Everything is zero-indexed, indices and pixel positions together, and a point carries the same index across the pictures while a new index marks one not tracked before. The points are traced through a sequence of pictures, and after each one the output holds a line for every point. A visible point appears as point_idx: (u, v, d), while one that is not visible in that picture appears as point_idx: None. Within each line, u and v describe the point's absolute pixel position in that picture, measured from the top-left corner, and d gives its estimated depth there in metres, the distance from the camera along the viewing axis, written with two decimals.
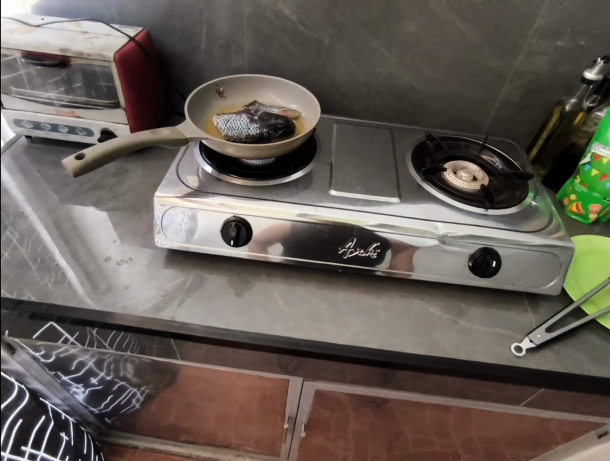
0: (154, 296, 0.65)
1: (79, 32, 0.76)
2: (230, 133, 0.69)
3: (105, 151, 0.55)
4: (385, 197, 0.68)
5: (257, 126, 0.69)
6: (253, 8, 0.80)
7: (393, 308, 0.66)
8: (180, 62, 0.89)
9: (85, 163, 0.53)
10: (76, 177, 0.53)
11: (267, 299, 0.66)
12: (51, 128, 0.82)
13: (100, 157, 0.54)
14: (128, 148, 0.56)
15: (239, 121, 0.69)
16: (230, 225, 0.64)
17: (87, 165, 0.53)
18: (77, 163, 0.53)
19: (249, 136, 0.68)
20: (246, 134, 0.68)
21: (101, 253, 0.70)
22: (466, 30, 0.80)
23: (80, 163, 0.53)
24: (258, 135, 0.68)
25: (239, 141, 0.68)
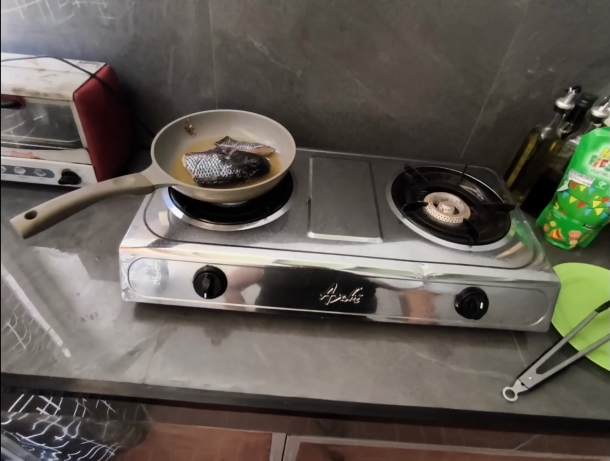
0: (122, 356, 0.60)
1: (35, 69, 0.72)
2: (200, 176, 0.65)
3: (61, 207, 0.51)
4: (366, 237, 0.66)
5: (229, 167, 0.65)
6: (222, 40, 0.76)
7: (380, 355, 0.62)
8: (146, 97, 0.85)
9: (37, 222, 0.48)
10: (27, 238, 0.48)
11: (247, 352, 0.61)
12: (6, 170, 0.77)
13: (55, 214, 0.50)
14: (86, 202, 0.52)
15: (209, 162, 0.66)
16: (202, 276, 0.60)
17: (40, 223, 0.49)
18: (28, 222, 0.48)
19: (221, 179, 0.65)
20: (218, 177, 0.65)
21: (63, 309, 0.64)
22: (441, 61, 0.78)
23: (32, 223, 0.48)
24: (231, 178, 0.65)
25: (211, 184, 0.65)
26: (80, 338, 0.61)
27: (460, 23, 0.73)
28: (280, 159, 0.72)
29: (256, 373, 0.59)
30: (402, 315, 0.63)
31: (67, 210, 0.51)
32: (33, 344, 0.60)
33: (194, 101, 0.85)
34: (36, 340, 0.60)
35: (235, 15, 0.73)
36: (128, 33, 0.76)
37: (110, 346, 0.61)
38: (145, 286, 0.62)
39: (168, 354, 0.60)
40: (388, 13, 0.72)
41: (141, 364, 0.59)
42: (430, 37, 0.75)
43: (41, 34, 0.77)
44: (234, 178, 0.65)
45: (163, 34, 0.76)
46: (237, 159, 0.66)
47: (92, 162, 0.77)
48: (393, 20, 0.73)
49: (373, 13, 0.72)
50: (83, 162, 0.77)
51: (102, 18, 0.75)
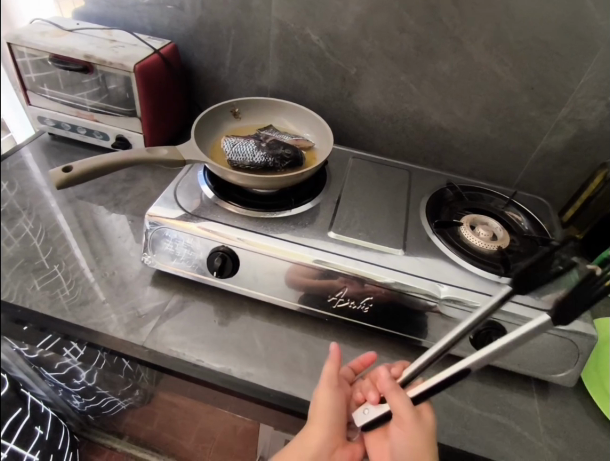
0: (131, 317, 0.62)
1: (107, 40, 0.78)
2: (234, 158, 0.66)
3: (92, 166, 0.54)
4: (388, 247, 0.63)
5: (263, 154, 0.66)
6: (281, 30, 0.77)
7: (378, 371, 0.60)
8: (204, 77, 0.88)
9: (70, 177, 0.52)
10: (59, 189, 0.52)
11: (245, 338, 0.62)
12: (70, 128, 0.85)
13: (86, 171, 0.53)
14: (116, 165, 0.55)
15: (245, 147, 0.67)
16: (216, 255, 0.61)
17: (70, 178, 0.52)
18: (63, 175, 0.52)
19: (253, 164, 0.66)
20: (250, 162, 0.66)
21: (90, 264, 0.68)
22: (506, 76, 0.72)
23: (65, 176, 0.52)
24: (262, 165, 0.66)
25: (242, 168, 0.66)
26: (99, 293, 0.65)
27: (532, 37, 0.67)
28: (316, 154, 0.71)
29: (249, 361, 0.59)
30: (408, 334, 0.60)
31: (97, 170, 0.54)
32: (62, 293, 0.64)
33: (247, 87, 0.87)
34: (65, 286, 0.65)
35: (297, 7, 0.73)
36: (195, 14, 0.79)
37: (122, 304, 0.64)
38: (164, 255, 0.65)
39: (171, 324, 0.62)
40: (454, 19, 0.68)
41: (145, 328, 0.61)
42: (497, 48, 0.70)
43: (120, 8, 0.83)
44: (265, 165, 0.66)
45: (226, 18, 0.78)
46: (273, 147, 0.67)
47: (143, 132, 0.81)
48: (458, 26, 0.69)
49: (437, 18, 0.69)
50: (135, 131, 0.81)
51: None
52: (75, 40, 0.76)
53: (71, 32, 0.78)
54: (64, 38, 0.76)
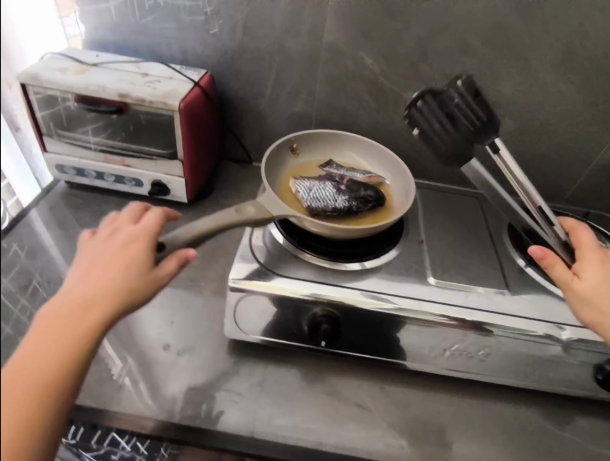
0: (223, 399, 0.55)
1: (139, 74, 0.68)
2: (313, 205, 0.60)
3: (186, 239, 0.46)
4: (491, 287, 0.60)
5: (345, 198, 0.60)
6: (332, 55, 0.70)
7: (500, 423, 0.57)
8: (241, 108, 0.80)
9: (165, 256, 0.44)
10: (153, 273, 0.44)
11: (357, 404, 0.57)
12: (95, 175, 0.76)
13: (180, 246, 0.46)
14: (210, 233, 0.48)
15: (323, 191, 0.61)
16: (319, 321, 0.55)
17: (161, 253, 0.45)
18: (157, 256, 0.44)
19: (336, 210, 0.60)
20: (332, 208, 0.60)
21: (156, 339, 0.60)
22: (573, 96, 0.70)
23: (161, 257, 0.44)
24: (345, 210, 0.60)
25: (324, 215, 0.60)
26: (179, 371, 0.57)
27: (605, 56, 0.65)
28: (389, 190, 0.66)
29: (369, 431, 0.55)
30: (526, 380, 0.57)
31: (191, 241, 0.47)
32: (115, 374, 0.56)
33: (290, 115, 0.80)
34: (128, 371, 0.56)
35: (353, 30, 0.67)
36: (234, 40, 0.72)
37: (208, 383, 0.56)
38: (248, 322, 0.58)
39: (273, 401, 0.56)
40: (524, 39, 0.65)
41: (243, 409, 0.55)
42: (566, 68, 0.67)
43: (144, 35, 0.74)
44: (348, 210, 0.60)
45: (270, 44, 0.71)
46: (352, 188, 0.61)
47: (185, 175, 0.73)
48: (527, 48, 0.65)
49: (507, 39, 0.65)
50: (175, 175, 0.73)
51: (210, 24, 0.70)
52: (102, 76, 0.67)
53: (94, 66, 0.69)
54: (90, 74, 0.67)
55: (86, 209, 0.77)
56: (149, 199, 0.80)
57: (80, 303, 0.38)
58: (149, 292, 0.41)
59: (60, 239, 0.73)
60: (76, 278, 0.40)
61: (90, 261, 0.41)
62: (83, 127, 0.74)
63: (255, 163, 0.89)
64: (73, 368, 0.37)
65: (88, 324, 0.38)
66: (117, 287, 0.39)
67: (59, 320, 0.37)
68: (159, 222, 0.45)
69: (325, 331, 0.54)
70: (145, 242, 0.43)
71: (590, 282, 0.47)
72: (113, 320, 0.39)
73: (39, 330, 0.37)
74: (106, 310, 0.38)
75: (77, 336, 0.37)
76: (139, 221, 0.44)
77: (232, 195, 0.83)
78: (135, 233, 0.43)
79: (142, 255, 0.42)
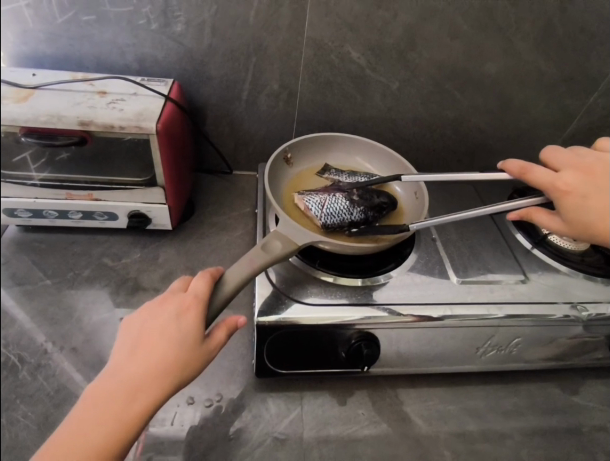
0: (271, 446, 0.51)
1: (96, 93, 0.59)
2: (329, 221, 0.56)
3: (223, 295, 0.44)
4: (508, 276, 0.61)
5: (361, 210, 0.57)
6: (315, 50, 0.66)
7: (537, 406, 0.59)
8: (215, 115, 0.73)
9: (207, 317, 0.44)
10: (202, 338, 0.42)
11: (402, 419, 0.56)
12: (57, 215, 0.65)
13: (220, 304, 0.44)
14: (244, 282, 0.46)
15: (337, 204, 0.57)
16: (357, 347, 0.52)
17: (209, 317, 0.44)
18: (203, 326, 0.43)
19: (352, 224, 0.57)
20: (349, 221, 0.56)
21: (180, 394, 0.53)
22: (549, 69, 0.71)
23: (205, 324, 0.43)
24: (362, 222, 0.57)
25: (341, 230, 0.57)
26: (213, 430, 0.51)
27: (579, 30, 0.66)
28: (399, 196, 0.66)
29: (423, 447, 0.53)
30: (552, 359, 0.60)
31: (229, 296, 0.45)
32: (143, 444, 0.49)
33: (268, 117, 0.74)
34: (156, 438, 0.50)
35: (337, 22, 0.63)
36: (202, 42, 0.64)
37: (249, 436, 0.51)
38: (281, 357, 0.54)
39: (319, 438, 0.52)
40: (509, 20, 0.65)
41: (294, 451, 0.51)
42: (546, 45, 0.68)
43: (90, 43, 0.63)
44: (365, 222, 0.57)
45: (245, 43, 0.65)
46: (365, 197, 0.58)
47: (167, 201, 0.65)
48: (511, 27, 0.66)
49: (491, 21, 0.65)
50: (155, 203, 0.65)
51: (171, 26, 0.62)
52: (51, 100, 0.56)
53: (37, 89, 0.57)
54: (36, 102, 0.55)
55: (51, 255, 0.66)
56: (125, 231, 0.71)
57: (127, 388, 0.38)
58: (200, 366, 0.42)
59: (29, 296, 0.62)
60: (125, 355, 0.40)
61: (140, 336, 0.41)
62: (21, 156, 0.59)
63: (234, 172, 0.82)
64: (124, 446, 0.37)
65: (132, 413, 0.38)
66: (171, 365, 0.40)
67: (110, 401, 0.38)
68: (210, 286, 0.44)
69: (367, 356, 0.51)
70: (197, 312, 0.42)
71: (581, 201, 0.43)
72: (158, 405, 0.39)
73: (83, 412, 0.38)
74: (155, 392, 0.39)
75: (124, 427, 0.37)
76: (190, 287, 0.44)
77: (217, 212, 0.76)
78: (187, 300, 0.43)
79: (192, 329, 0.41)
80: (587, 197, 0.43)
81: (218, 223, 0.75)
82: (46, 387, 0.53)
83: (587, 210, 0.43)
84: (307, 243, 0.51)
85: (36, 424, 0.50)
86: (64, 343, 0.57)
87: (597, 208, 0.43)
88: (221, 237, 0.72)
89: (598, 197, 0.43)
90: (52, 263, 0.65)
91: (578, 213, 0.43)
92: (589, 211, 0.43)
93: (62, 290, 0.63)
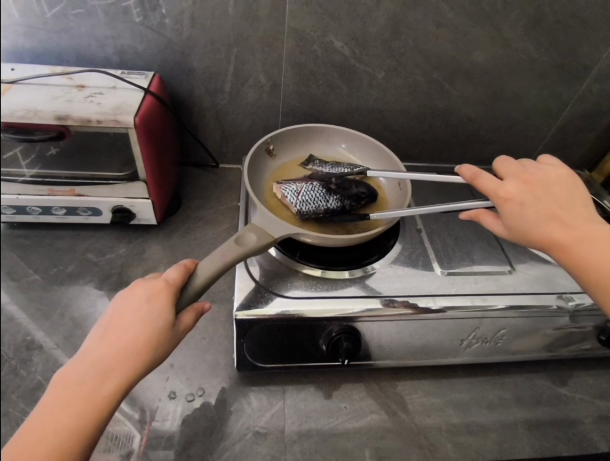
0: (253, 440, 0.51)
1: (74, 88, 0.58)
2: (304, 208, 0.57)
3: (194, 287, 0.44)
4: (495, 268, 0.60)
5: (337, 197, 0.57)
6: (297, 40, 0.65)
7: (524, 398, 0.59)
8: (199, 108, 0.73)
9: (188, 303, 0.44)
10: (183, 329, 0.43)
11: (386, 412, 0.55)
12: (41, 211, 0.64)
13: (195, 293, 0.44)
14: (216, 276, 0.45)
15: (313, 191, 0.57)
16: (338, 340, 0.52)
17: (180, 304, 0.44)
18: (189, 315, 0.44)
19: (328, 211, 0.57)
20: (324, 209, 0.57)
21: (162, 389, 0.53)
22: (539, 56, 0.70)
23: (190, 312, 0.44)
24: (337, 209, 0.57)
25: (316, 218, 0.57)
26: (194, 424, 0.51)
27: (569, 15, 0.65)
28: (383, 189, 0.66)
29: (406, 440, 0.53)
30: (538, 351, 0.59)
31: (200, 288, 0.44)
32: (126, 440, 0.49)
33: (253, 110, 0.73)
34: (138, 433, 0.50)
35: (318, 11, 0.62)
36: (182, 33, 0.63)
37: (230, 432, 0.51)
38: (263, 350, 0.53)
39: (301, 432, 0.52)
40: (495, 5, 0.63)
41: (275, 446, 0.51)
42: (535, 30, 0.67)
43: (68, 36, 0.62)
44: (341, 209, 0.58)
45: (226, 34, 0.64)
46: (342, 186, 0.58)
47: (150, 196, 0.64)
48: (497, 13, 0.64)
49: (477, 7, 0.63)
50: (139, 198, 0.64)
51: (149, 17, 0.61)
52: (28, 95, 0.55)
53: (14, 83, 0.57)
54: (12, 97, 0.55)
55: (36, 250, 0.66)
56: (110, 226, 0.70)
57: (96, 371, 0.38)
58: (169, 348, 0.42)
59: (13, 291, 0.62)
60: (95, 341, 0.40)
61: (108, 323, 0.41)
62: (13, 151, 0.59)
63: (221, 166, 0.82)
64: (92, 433, 0.37)
65: (103, 395, 0.37)
66: (142, 348, 0.39)
67: (79, 383, 0.37)
68: (183, 275, 0.44)
69: (346, 349, 0.51)
70: (168, 297, 0.42)
71: (518, 209, 0.44)
72: (129, 387, 0.39)
73: (52, 397, 0.37)
74: (126, 374, 0.38)
75: (95, 409, 0.37)
76: (162, 275, 0.44)
77: (204, 206, 0.76)
78: (158, 285, 0.43)
79: (163, 313, 0.41)
80: (524, 205, 0.44)
81: (204, 217, 0.74)
82: (30, 381, 0.54)
83: (523, 216, 0.43)
84: (285, 236, 0.51)
85: (18, 419, 0.51)
86: (48, 339, 0.57)
87: (533, 215, 0.43)
88: (206, 231, 0.72)
89: (535, 205, 0.43)
90: (37, 259, 0.65)
91: (516, 219, 0.44)
92: (524, 216, 0.43)
93: (47, 285, 0.63)
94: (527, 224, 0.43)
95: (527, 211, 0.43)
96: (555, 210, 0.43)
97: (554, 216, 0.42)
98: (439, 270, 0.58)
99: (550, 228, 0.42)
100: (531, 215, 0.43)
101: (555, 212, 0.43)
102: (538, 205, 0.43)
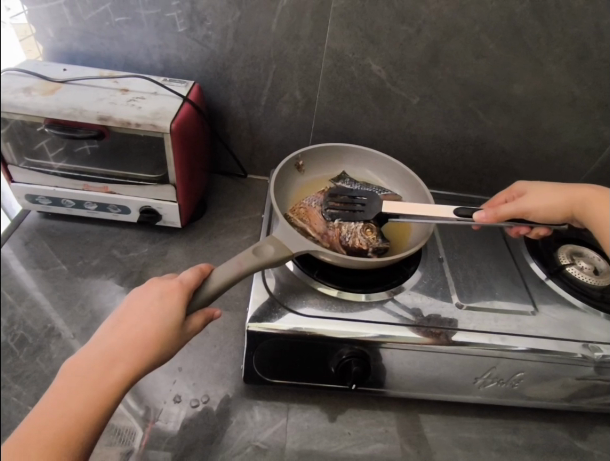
0: (251, 455, 0.50)
1: (118, 90, 0.61)
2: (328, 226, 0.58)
3: (206, 292, 0.44)
4: (518, 307, 0.58)
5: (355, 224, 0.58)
6: (335, 61, 0.66)
7: (537, 447, 0.56)
8: (234, 119, 0.74)
9: (201, 301, 0.44)
10: (183, 335, 0.43)
11: (390, 444, 0.53)
12: (74, 205, 0.67)
13: (206, 299, 0.44)
14: (229, 283, 0.46)
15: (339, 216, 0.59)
16: (348, 363, 0.51)
17: (192, 306, 0.44)
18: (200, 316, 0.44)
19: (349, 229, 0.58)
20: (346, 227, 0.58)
21: (168, 392, 0.54)
22: (581, 94, 0.68)
23: (201, 315, 0.44)
24: (351, 220, 0.59)
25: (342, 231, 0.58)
26: (196, 432, 0.51)
27: None
28: None
29: None
30: (556, 399, 0.56)
31: (212, 294, 0.45)
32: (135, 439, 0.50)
33: (285, 124, 0.75)
34: (144, 433, 0.50)
35: (358, 33, 0.63)
36: (225, 47, 0.65)
37: (230, 443, 0.51)
38: (272, 364, 0.53)
39: (301, 453, 0.51)
40: (539, 40, 0.63)
41: None
42: (578, 67, 0.65)
43: (119, 43, 0.65)
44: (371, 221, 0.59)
45: (267, 50, 0.66)
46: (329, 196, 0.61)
47: (178, 200, 0.66)
48: (540, 47, 0.64)
49: (520, 40, 0.63)
50: (167, 201, 0.66)
51: (196, 30, 0.64)
52: (76, 95, 0.58)
53: (64, 83, 0.60)
54: (62, 95, 0.58)
55: (65, 242, 0.69)
56: (137, 225, 0.72)
57: (105, 359, 0.39)
58: (175, 347, 0.42)
59: (39, 280, 0.64)
60: (105, 332, 0.40)
61: (120, 316, 0.42)
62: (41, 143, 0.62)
63: (249, 177, 0.83)
64: (90, 424, 0.37)
65: (109, 383, 0.38)
66: (151, 341, 0.40)
67: (84, 372, 0.38)
68: (198, 278, 0.45)
69: (356, 373, 0.50)
70: (181, 296, 0.43)
71: (534, 194, 0.55)
72: (134, 379, 0.39)
73: (60, 384, 0.37)
74: (133, 365, 0.39)
75: (100, 396, 0.37)
76: (178, 275, 0.45)
77: (228, 214, 0.77)
78: (172, 284, 0.43)
79: (174, 310, 0.42)
80: (537, 191, 0.55)
81: (226, 225, 0.75)
82: (42, 370, 0.55)
83: (541, 198, 0.54)
84: (303, 252, 0.51)
85: (28, 404, 0.52)
86: (67, 329, 0.59)
87: (548, 193, 0.54)
88: (228, 239, 0.73)
89: (545, 187, 0.56)
90: (64, 250, 0.68)
91: (538, 201, 0.54)
92: (543, 197, 0.54)
93: (71, 276, 0.65)
94: (548, 203, 0.54)
95: (545, 194, 0.55)
96: (564, 187, 0.54)
97: (568, 191, 0.54)
98: (458, 301, 0.57)
99: (569, 200, 0.53)
100: (547, 195, 0.54)
101: (567, 189, 0.54)
102: (547, 188, 0.55)
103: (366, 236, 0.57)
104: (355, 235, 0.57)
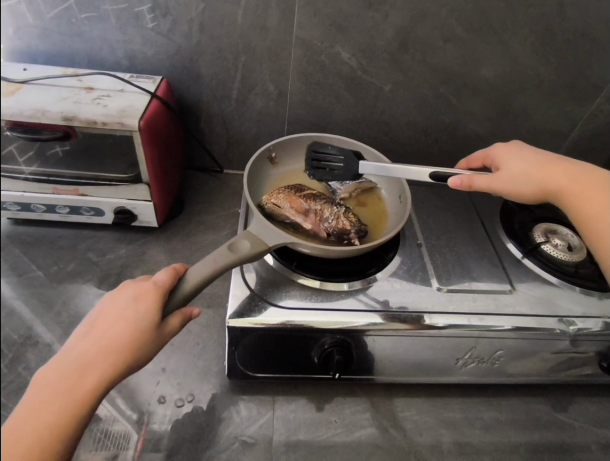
0: (238, 450, 0.50)
1: (82, 89, 0.59)
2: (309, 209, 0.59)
3: (182, 292, 0.44)
4: (496, 286, 0.59)
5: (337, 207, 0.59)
6: (305, 50, 0.66)
7: (519, 422, 0.57)
8: (206, 114, 0.73)
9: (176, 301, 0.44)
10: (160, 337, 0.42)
11: (376, 428, 0.54)
12: (45, 209, 0.66)
13: (182, 299, 0.44)
14: (205, 282, 0.45)
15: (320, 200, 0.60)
16: (330, 352, 0.51)
17: (168, 307, 0.43)
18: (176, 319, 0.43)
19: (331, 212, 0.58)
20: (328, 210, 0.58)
21: (154, 392, 0.53)
22: (548, 74, 0.69)
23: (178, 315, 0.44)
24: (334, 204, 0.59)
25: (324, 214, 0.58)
26: (181, 430, 0.51)
27: (580, 34, 0.64)
28: (383, 202, 0.65)
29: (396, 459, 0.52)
30: (536, 374, 0.57)
31: (188, 294, 0.44)
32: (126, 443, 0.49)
33: (259, 117, 0.74)
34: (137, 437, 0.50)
35: (326, 22, 0.63)
36: (192, 40, 0.64)
37: (216, 439, 0.51)
38: (256, 358, 0.53)
39: (289, 444, 0.51)
40: (505, 22, 0.63)
41: (261, 456, 0.50)
42: (544, 48, 0.66)
43: (81, 40, 0.63)
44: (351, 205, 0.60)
45: (234, 42, 0.64)
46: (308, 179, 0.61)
47: (152, 199, 0.65)
48: (506, 30, 0.64)
49: (487, 23, 0.63)
50: (140, 200, 0.65)
51: (161, 24, 0.62)
52: (38, 95, 0.56)
53: (25, 84, 0.57)
54: (23, 96, 0.56)
55: (38, 248, 0.67)
56: (112, 227, 0.71)
57: (78, 365, 0.38)
58: (152, 350, 0.42)
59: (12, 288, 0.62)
60: (78, 339, 0.40)
61: (94, 321, 0.41)
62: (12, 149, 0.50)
63: (225, 171, 0.82)
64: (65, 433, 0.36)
65: (84, 389, 0.37)
66: (126, 345, 0.39)
67: (57, 380, 0.37)
68: (173, 278, 0.44)
69: (338, 362, 0.50)
70: (155, 297, 0.42)
71: (507, 175, 0.55)
72: (109, 384, 0.39)
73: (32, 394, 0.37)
74: (108, 370, 0.38)
75: (74, 404, 0.37)
76: (152, 276, 0.44)
77: (206, 211, 0.76)
78: (146, 286, 0.43)
79: (148, 312, 0.41)
80: (511, 172, 0.55)
81: (205, 222, 0.74)
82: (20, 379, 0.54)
83: (512, 181, 0.54)
84: (280, 245, 0.51)
85: None
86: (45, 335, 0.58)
87: (523, 175, 0.54)
88: (207, 235, 0.72)
89: (521, 166, 0.55)
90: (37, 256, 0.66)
91: (508, 184, 0.55)
92: (515, 180, 0.54)
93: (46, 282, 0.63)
94: (519, 188, 0.54)
95: (518, 176, 0.54)
96: (538, 171, 0.53)
97: (540, 176, 0.53)
98: (437, 285, 0.57)
99: (540, 186, 0.53)
100: (520, 178, 0.54)
101: (541, 174, 0.53)
102: (522, 168, 0.55)
103: (349, 218, 0.58)
104: (338, 218, 0.58)
